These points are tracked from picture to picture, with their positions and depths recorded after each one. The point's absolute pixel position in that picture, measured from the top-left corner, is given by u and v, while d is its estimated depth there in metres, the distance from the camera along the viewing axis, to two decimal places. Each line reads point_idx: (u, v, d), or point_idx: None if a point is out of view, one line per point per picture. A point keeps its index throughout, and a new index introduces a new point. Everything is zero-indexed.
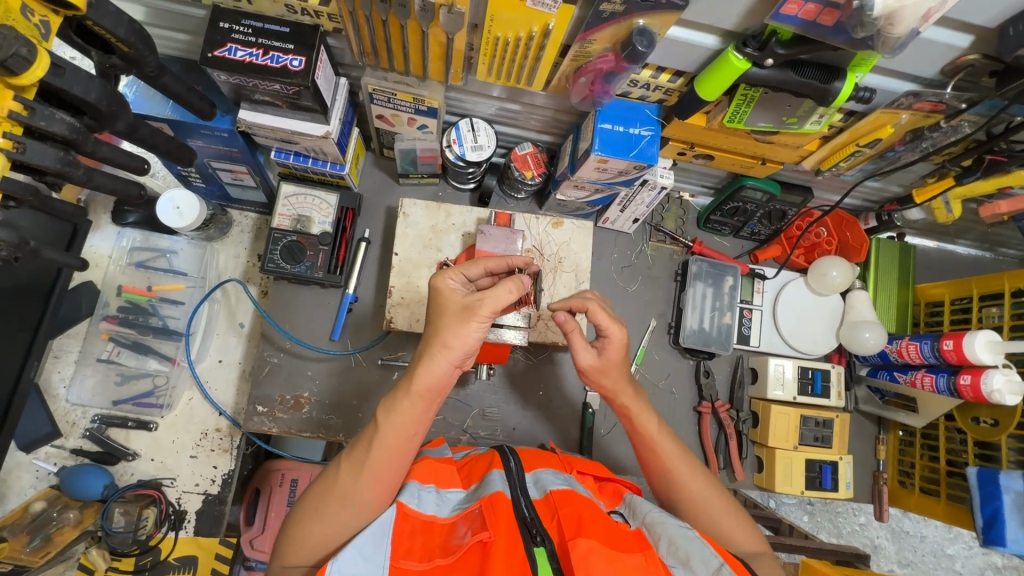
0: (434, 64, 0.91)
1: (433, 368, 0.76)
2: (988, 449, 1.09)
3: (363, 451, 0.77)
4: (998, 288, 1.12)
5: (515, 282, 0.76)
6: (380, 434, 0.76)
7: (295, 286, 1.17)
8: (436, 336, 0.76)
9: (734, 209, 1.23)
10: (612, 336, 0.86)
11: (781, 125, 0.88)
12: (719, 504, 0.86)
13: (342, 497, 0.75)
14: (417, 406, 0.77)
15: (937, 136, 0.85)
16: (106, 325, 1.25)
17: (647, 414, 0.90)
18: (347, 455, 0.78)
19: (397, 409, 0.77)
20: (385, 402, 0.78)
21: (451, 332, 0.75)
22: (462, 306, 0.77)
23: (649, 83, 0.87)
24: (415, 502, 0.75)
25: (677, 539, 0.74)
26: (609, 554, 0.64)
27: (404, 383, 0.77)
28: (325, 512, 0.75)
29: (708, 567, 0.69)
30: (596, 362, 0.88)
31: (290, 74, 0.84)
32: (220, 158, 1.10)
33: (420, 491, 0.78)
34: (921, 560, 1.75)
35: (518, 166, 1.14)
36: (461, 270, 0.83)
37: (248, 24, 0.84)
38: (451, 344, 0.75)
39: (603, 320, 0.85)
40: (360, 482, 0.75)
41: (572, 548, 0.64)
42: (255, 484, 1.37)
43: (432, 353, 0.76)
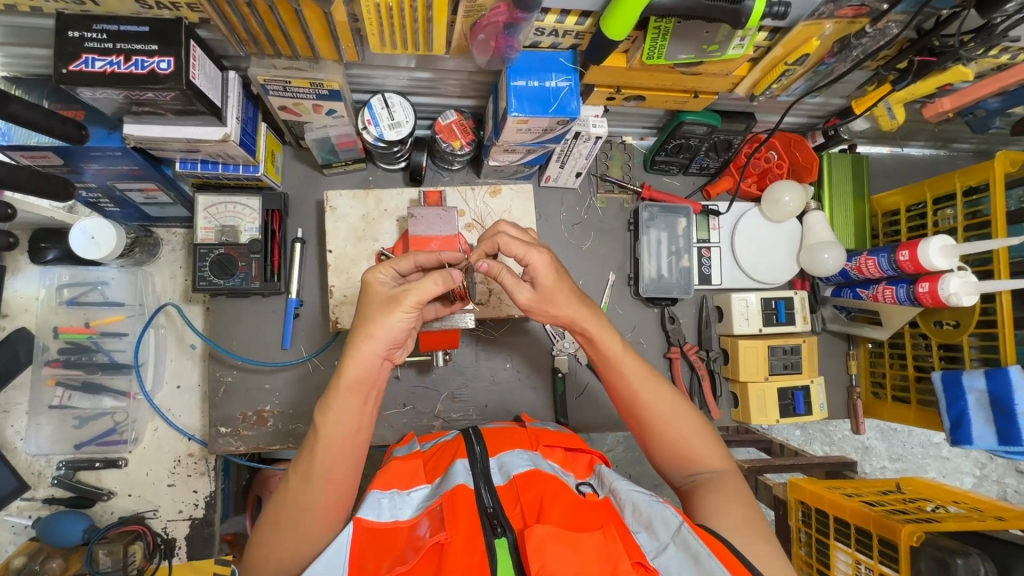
0: (322, 42, 0.82)
1: (360, 359, 0.72)
2: (952, 350, 1.09)
3: (307, 461, 0.74)
4: (950, 188, 1.09)
5: (442, 274, 0.73)
6: (320, 440, 0.73)
7: (233, 299, 1.12)
8: (361, 326, 0.73)
9: (678, 146, 1.17)
10: (535, 261, 0.79)
11: (703, 54, 0.81)
12: (684, 416, 0.86)
13: (301, 509, 0.73)
14: (350, 402, 0.73)
15: (866, 42, 0.81)
16: (49, 370, 1.19)
17: (612, 338, 0.84)
18: (294, 467, 0.75)
19: (333, 410, 0.73)
20: (317, 404, 0.74)
21: (377, 322, 0.72)
22: (388, 297, 0.74)
23: (556, 28, 0.80)
24: (374, 513, 0.75)
25: (640, 502, 0.76)
26: (566, 536, 0.66)
27: (331, 383, 0.73)
28: (287, 526, 0.73)
29: (669, 527, 0.72)
30: (534, 296, 0.81)
31: (160, 79, 0.75)
32: (124, 179, 1.02)
33: (379, 500, 0.77)
34: (910, 452, 1.81)
35: (444, 137, 1.06)
36: (389, 265, 0.78)
37: (101, 28, 0.75)
38: (377, 333, 0.72)
39: (518, 251, 0.78)
40: (314, 490, 0.73)
41: (529, 535, 0.66)
42: (256, 492, 1.31)
43: (358, 344, 0.72)
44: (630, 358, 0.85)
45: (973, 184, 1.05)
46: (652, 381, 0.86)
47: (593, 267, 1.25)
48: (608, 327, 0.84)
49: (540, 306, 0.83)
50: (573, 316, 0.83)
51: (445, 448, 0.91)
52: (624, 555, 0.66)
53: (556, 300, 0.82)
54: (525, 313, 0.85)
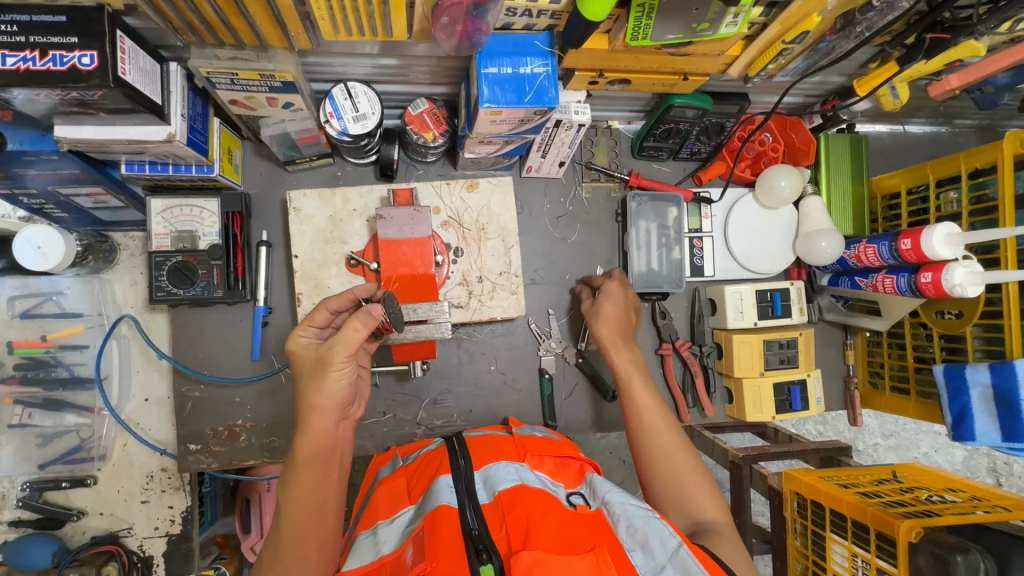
0: (268, 28, 0.74)
1: (313, 430, 0.73)
2: (954, 341, 1.04)
3: (275, 537, 0.72)
4: (955, 170, 1.03)
5: (361, 317, 0.73)
6: (285, 520, 0.72)
7: (196, 309, 1.05)
8: (304, 399, 0.74)
9: (667, 131, 1.09)
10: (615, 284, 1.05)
11: (693, 34, 0.73)
12: (687, 458, 0.83)
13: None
14: (308, 475, 0.72)
15: (872, 18, 0.73)
16: (6, 389, 1.10)
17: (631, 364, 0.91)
18: (267, 552, 0.73)
19: (292, 485, 0.72)
20: (279, 479, 0.74)
21: (316, 390, 0.73)
22: (316, 360, 0.75)
23: (529, 8, 0.72)
24: (360, 558, 0.70)
25: (636, 519, 0.71)
26: (556, 561, 0.61)
27: (290, 459, 0.74)
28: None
29: (666, 547, 0.67)
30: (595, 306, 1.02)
31: (83, 77, 0.67)
32: (65, 183, 0.93)
33: (365, 541, 0.73)
34: (903, 430, 1.79)
35: (415, 129, 0.98)
36: (309, 323, 0.81)
37: (11, 19, 0.66)
38: (320, 402, 0.73)
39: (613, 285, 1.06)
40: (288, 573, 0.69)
41: (516, 563, 0.61)
42: (244, 493, 1.35)
43: (306, 416, 0.73)
44: (643, 387, 0.89)
45: (978, 166, 0.99)
46: (660, 416, 0.86)
47: (580, 262, 1.19)
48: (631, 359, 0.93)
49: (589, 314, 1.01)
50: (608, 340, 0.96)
51: (428, 462, 0.86)
52: None
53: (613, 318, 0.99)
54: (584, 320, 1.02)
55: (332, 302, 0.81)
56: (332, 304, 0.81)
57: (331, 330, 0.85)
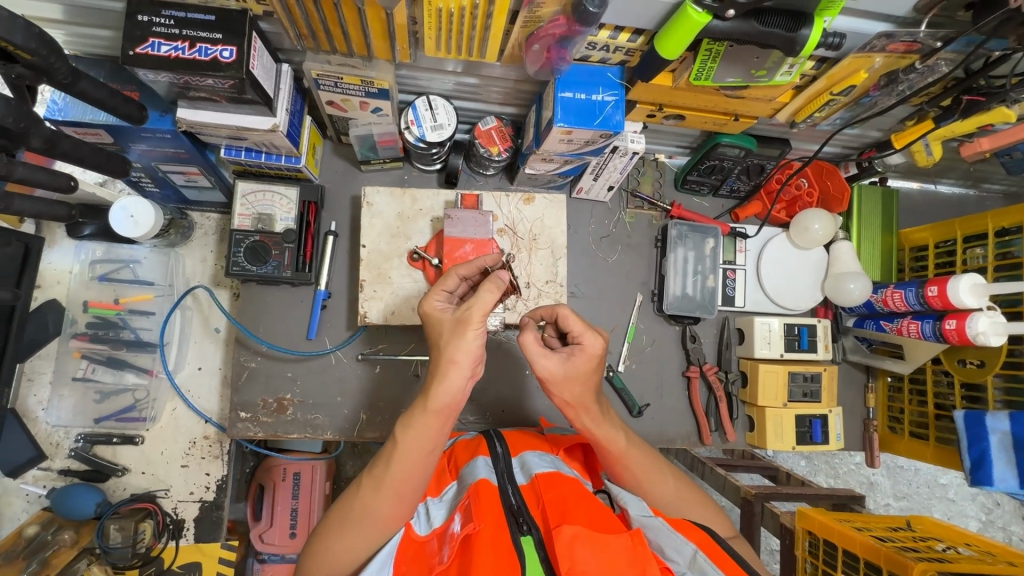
0: (378, 42, 0.85)
1: (448, 385, 0.69)
2: (975, 390, 1.09)
3: (382, 469, 0.73)
4: (982, 228, 1.09)
5: (493, 282, 0.71)
6: (396, 453, 0.73)
7: (263, 286, 1.13)
8: (442, 355, 0.69)
9: (711, 167, 1.18)
10: (587, 344, 0.78)
11: (750, 79, 0.82)
12: (692, 501, 0.86)
13: (362, 516, 0.73)
14: (432, 424, 0.71)
15: (913, 78, 0.81)
16: (76, 343, 1.21)
17: (612, 431, 0.83)
18: (366, 473, 0.76)
19: (415, 426, 0.72)
20: (402, 418, 0.73)
21: (454, 346, 0.68)
22: (454, 321, 0.71)
23: (608, 44, 0.82)
24: (419, 525, 0.77)
25: (650, 527, 0.73)
26: (593, 537, 0.62)
27: (419, 400, 0.72)
28: (345, 530, 0.74)
29: (682, 554, 0.67)
30: (560, 369, 0.77)
31: (222, 67, 0.78)
32: (168, 161, 1.03)
33: (421, 513, 0.80)
34: (916, 491, 1.79)
35: (483, 143, 1.07)
36: (441, 288, 0.81)
37: (169, 14, 0.77)
38: (459, 359, 0.69)
39: (576, 326, 0.79)
40: (379, 501, 0.73)
41: (556, 535, 0.62)
42: (258, 480, 1.32)
43: (442, 371, 0.69)
44: (629, 451, 0.84)
45: (1004, 226, 1.06)
46: (651, 466, 0.85)
47: (617, 281, 1.26)
48: (611, 423, 0.83)
49: (554, 384, 0.78)
50: (576, 404, 0.80)
51: (466, 445, 0.90)
52: (653, 562, 0.61)
53: (578, 382, 0.78)
54: (540, 383, 0.79)
55: (463, 268, 0.83)
56: (462, 269, 0.83)
57: (454, 300, 0.84)
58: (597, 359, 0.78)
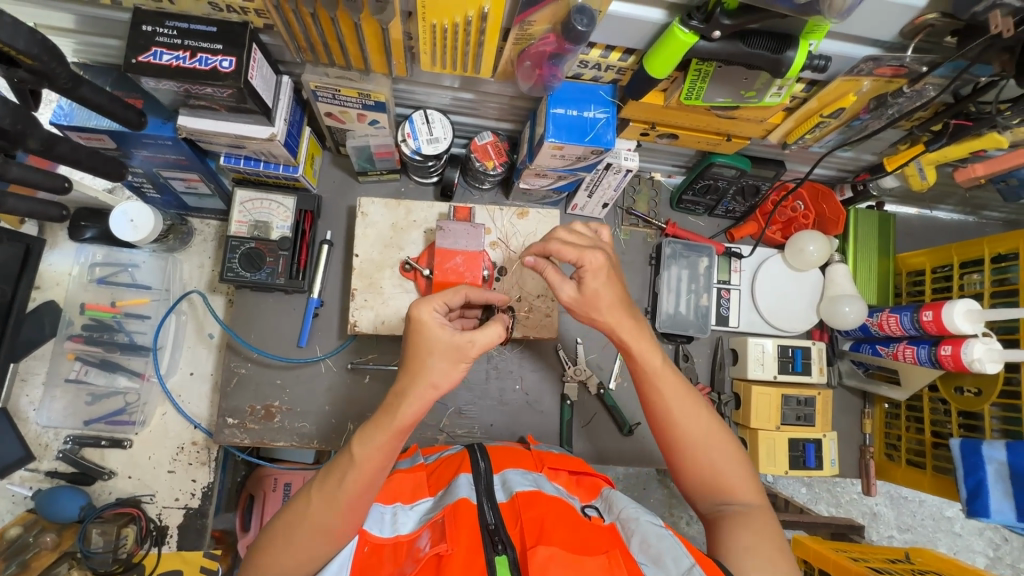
0: (375, 56, 0.87)
1: (417, 403, 0.69)
2: (972, 419, 1.07)
3: (335, 484, 0.70)
4: (978, 254, 1.08)
5: (502, 324, 0.72)
6: (353, 466, 0.70)
7: (257, 293, 1.14)
8: (421, 375, 0.69)
9: (705, 186, 1.18)
10: (590, 263, 0.74)
11: (740, 100, 0.83)
12: (722, 446, 0.80)
13: (311, 530, 0.69)
14: (391, 442, 0.70)
15: (902, 102, 0.82)
16: (72, 345, 1.22)
17: (650, 350, 0.79)
18: (317, 483, 0.72)
19: (374, 442, 0.70)
20: (360, 433, 0.71)
21: (437, 372, 0.69)
22: (449, 346, 0.70)
23: (599, 63, 0.83)
24: (378, 528, 0.72)
25: (650, 536, 0.70)
26: (570, 559, 0.61)
27: (381, 416, 0.70)
28: (293, 542, 0.69)
29: (679, 567, 0.66)
30: (578, 298, 0.76)
31: (221, 76, 0.80)
32: (170, 167, 1.05)
33: (383, 514, 0.75)
34: (920, 524, 1.74)
35: (478, 157, 1.09)
36: (441, 299, 0.74)
37: (172, 25, 0.80)
38: (439, 383, 0.70)
39: (571, 254, 0.74)
40: (330, 515, 0.69)
41: (531, 557, 0.61)
42: (248, 489, 1.31)
43: (416, 391, 0.69)
44: (666, 376, 0.80)
45: (1001, 252, 1.05)
46: (687, 399, 0.80)
47: None
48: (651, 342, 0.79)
49: (582, 310, 0.78)
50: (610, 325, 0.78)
51: (450, 460, 0.83)
52: None
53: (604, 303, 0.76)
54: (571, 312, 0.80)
55: (473, 292, 0.82)
56: (472, 292, 0.81)
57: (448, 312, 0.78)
58: (607, 280, 0.75)
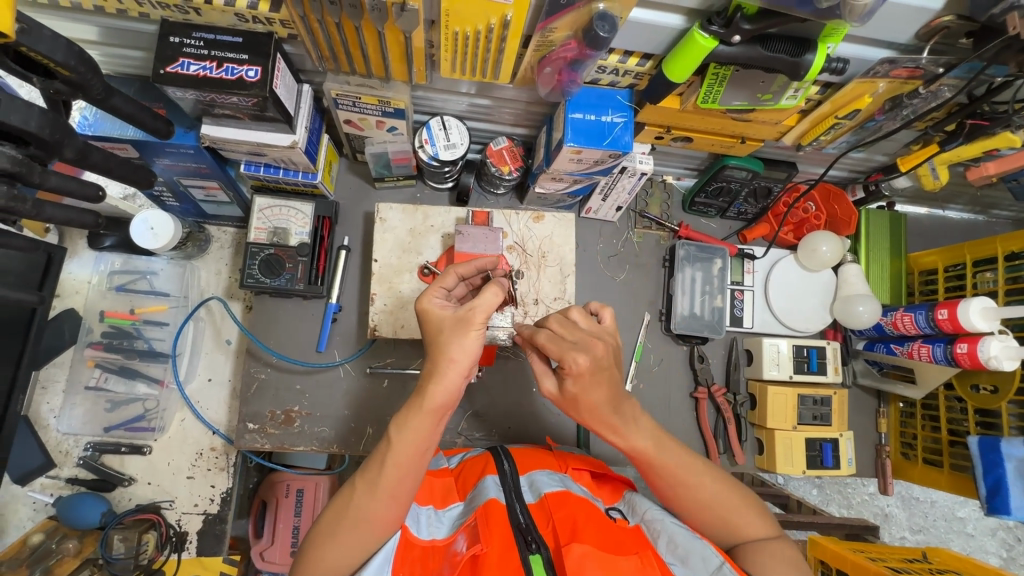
0: (396, 64, 0.88)
1: (445, 383, 0.67)
2: (989, 416, 1.07)
3: (375, 471, 0.69)
4: (991, 253, 1.09)
5: (499, 285, 0.69)
6: (392, 451, 0.69)
7: (276, 299, 1.15)
8: (440, 353, 0.67)
9: (718, 188, 1.19)
10: (573, 365, 0.66)
11: (756, 102, 0.84)
12: (729, 497, 0.78)
13: (356, 521, 0.69)
14: (428, 422, 0.68)
15: (917, 103, 0.83)
16: (90, 352, 1.24)
17: (644, 433, 0.76)
18: (358, 475, 0.71)
19: (409, 426, 0.68)
20: (394, 419, 0.69)
21: (452, 346, 0.67)
22: (455, 319, 0.68)
23: (617, 68, 0.85)
24: (416, 527, 0.73)
25: (677, 536, 0.71)
26: (604, 559, 0.62)
27: (413, 399, 0.69)
28: (339, 535, 0.69)
29: (708, 566, 0.67)
30: (558, 394, 0.72)
31: (247, 85, 0.81)
32: (191, 175, 1.06)
33: (420, 515, 0.76)
34: (933, 525, 1.74)
35: (494, 162, 1.11)
36: (438, 287, 0.77)
37: (199, 36, 0.81)
38: (457, 357, 0.67)
39: (552, 350, 0.67)
40: (375, 505, 0.69)
41: (567, 554, 0.61)
42: (262, 496, 1.30)
43: (440, 370, 0.67)
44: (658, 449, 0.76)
45: (1014, 250, 1.06)
46: (682, 460, 0.78)
47: (626, 301, 1.26)
48: (637, 424, 0.75)
49: (567, 407, 0.73)
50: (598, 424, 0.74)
51: (475, 461, 0.84)
52: None
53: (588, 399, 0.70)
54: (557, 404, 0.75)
55: (463, 267, 0.83)
56: (462, 268, 0.83)
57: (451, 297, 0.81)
58: (591, 381, 0.67)
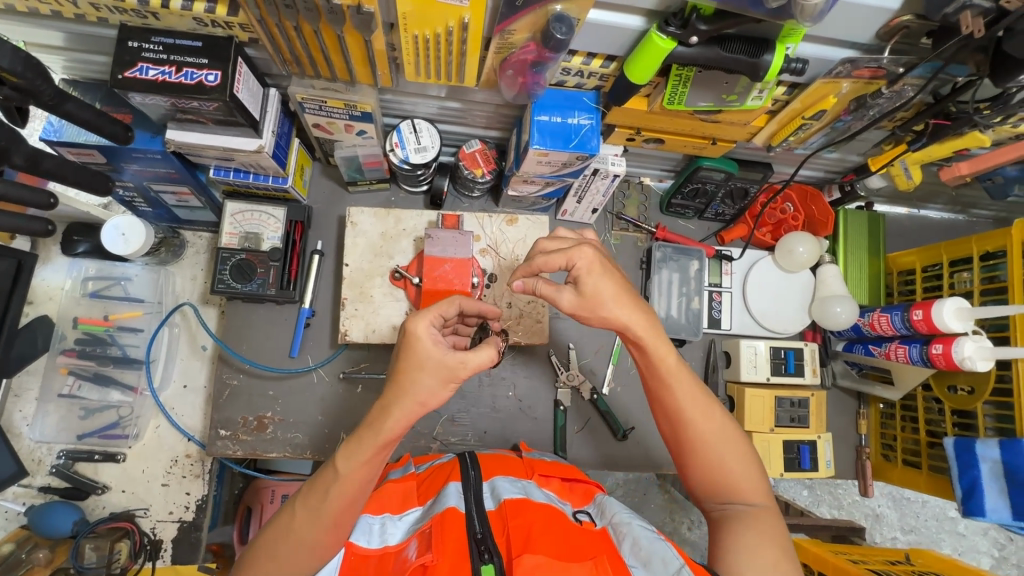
0: (360, 68, 0.87)
1: (401, 420, 0.69)
2: (966, 417, 1.06)
3: (320, 497, 0.69)
4: (967, 252, 1.08)
5: (492, 347, 0.72)
6: (337, 481, 0.69)
7: (249, 304, 1.15)
8: (408, 393, 0.68)
9: (694, 190, 1.19)
10: (580, 262, 0.74)
11: (722, 103, 0.84)
12: (732, 446, 0.78)
13: (297, 543, 0.69)
14: (376, 457, 0.69)
15: (882, 102, 0.83)
16: (64, 359, 1.22)
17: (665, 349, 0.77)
18: (302, 497, 0.71)
19: (357, 457, 0.69)
20: (342, 448, 0.70)
21: (426, 390, 0.68)
22: (441, 365, 0.68)
23: (581, 70, 0.84)
24: (366, 540, 0.72)
25: (641, 538, 0.70)
26: (555, 567, 0.61)
27: (364, 431, 0.69)
28: (280, 555, 0.69)
29: (668, 568, 0.66)
30: (577, 301, 0.74)
31: (206, 90, 0.80)
32: (159, 181, 1.05)
33: (371, 526, 0.74)
34: (923, 526, 1.73)
35: (467, 165, 1.10)
36: (438, 313, 0.72)
37: (159, 40, 0.81)
38: (425, 402, 0.69)
39: (559, 255, 0.74)
40: (316, 530, 0.69)
41: (518, 566, 0.60)
42: (246, 501, 1.30)
43: (401, 407, 0.68)
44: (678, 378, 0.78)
45: (989, 250, 1.05)
46: (699, 404, 0.78)
47: None
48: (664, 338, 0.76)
49: (586, 313, 0.75)
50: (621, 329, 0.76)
51: (440, 470, 0.83)
52: None
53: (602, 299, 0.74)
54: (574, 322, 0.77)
55: (468, 304, 0.80)
56: (467, 304, 0.79)
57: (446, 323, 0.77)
58: (600, 274, 0.74)
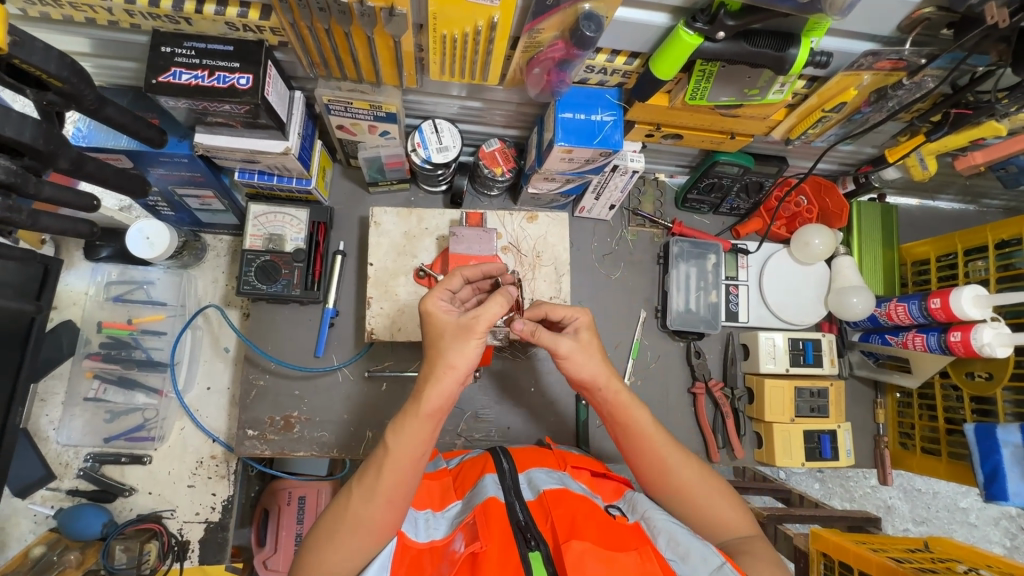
0: (386, 69, 0.89)
1: (442, 388, 0.69)
2: (984, 404, 1.08)
3: (373, 476, 0.70)
4: (982, 241, 1.10)
5: (503, 296, 0.73)
6: (388, 457, 0.70)
7: (273, 305, 1.16)
8: (439, 359, 0.69)
9: (710, 185, 1.20)
10: (580, 318, 0.84)
11: (744, 98, 0.85)
12: (712, 490, 0.80)
13: (354, 525, 0.69)
14: (425, 427, 0.70)
15: (902, 94, 0.84)
16: (90, 363, 1.24)
17: (638, 408, 0.81)
18: (357, 479, 0.72)
19: (406, 430, 0.70)
20: (391, 424, 0.71)
21: (453, 352, 0.69)
22: (458, 327, 0.71)
23: (605, 67, 0.86)
24: (413, 531, 0.73)
25: (677, 534, 0.72)
26: (604, 554, 0.62)
27: (409, 405, 0.71)
28: (337, 540, 0.69)
29: (708, 565, 0.67)
30: (574, 345, 0.81)
31: (239, 93, 0.82)
32: (185, 184, 1.07)
33: (417, 518, 0.75)
34: (936, 516, 1.74)
35: (487, 164, 1.11)
36: (444, 287, 0.78)
37: (191, 46, 0.82)
38: (457, 364, 0.69)
39: (562, 312, 0.84)
40: (373, 508, 0.69)
41: (567, 551, 0.61)
42: (263, 504, 1.30)
43: (437, 375, 0.69)
44: (656, 434, 0.81)
45: (1005, 237, 1.07)
46: (675, 448, 0.81)
47: (622, 298, 1.26)
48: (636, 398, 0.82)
49: (576, 360, 0.81)
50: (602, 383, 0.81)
51: (474, 463, 0.85)
52: None
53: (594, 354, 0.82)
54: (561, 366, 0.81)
55: (468, 270, 0.85)
56: (467, 271, 0.85)
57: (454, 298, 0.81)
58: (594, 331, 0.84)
